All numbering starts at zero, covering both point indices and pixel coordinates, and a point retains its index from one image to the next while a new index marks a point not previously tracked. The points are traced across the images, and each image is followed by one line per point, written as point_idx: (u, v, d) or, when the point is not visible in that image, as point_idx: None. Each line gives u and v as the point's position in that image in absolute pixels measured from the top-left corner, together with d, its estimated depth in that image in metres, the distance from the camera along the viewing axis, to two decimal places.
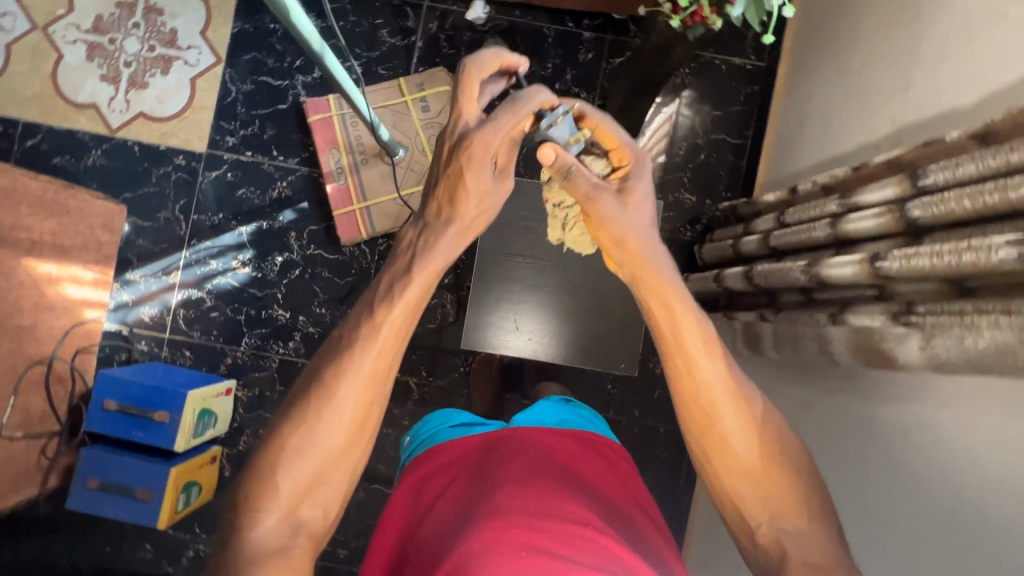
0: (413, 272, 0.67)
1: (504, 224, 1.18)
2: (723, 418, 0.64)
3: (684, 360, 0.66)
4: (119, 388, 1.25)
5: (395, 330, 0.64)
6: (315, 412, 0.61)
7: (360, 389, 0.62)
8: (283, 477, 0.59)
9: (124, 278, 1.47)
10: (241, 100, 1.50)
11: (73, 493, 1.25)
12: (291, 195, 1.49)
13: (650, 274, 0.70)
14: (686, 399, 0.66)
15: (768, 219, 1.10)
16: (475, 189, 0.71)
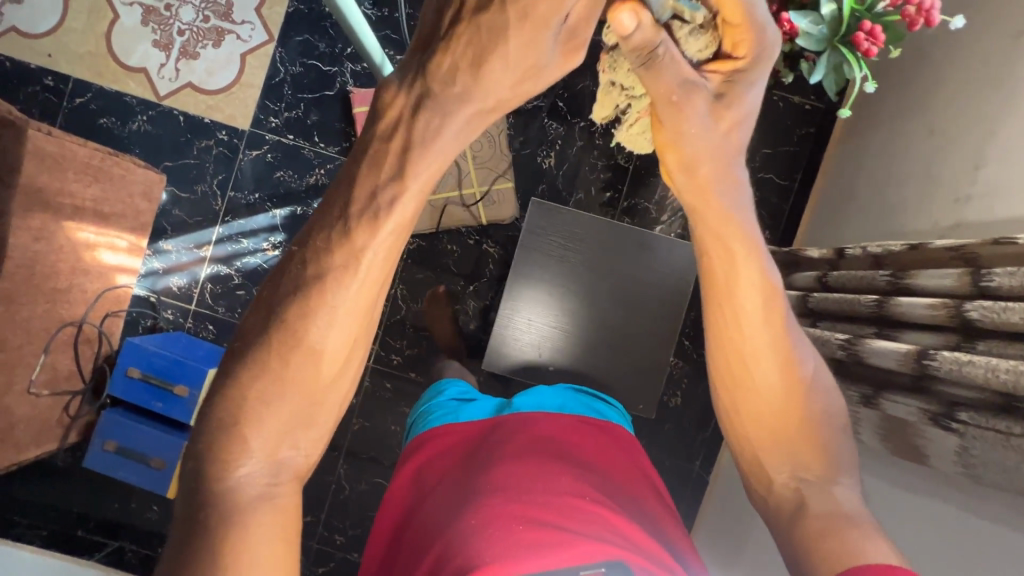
0: (407, 177, 0.47)
1: (538, 247, 1.16)
2: (766, 358, 0.59)
3: (731, 306, 0.59)
4: (143, 358, 1.28)
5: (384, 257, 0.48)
6: (287, 348, 0.46)
7: (345, 327, 0.47)
8: (250, 425, 0.46)
9: (157, 246, 1.49)
10: (289, 82, 1.49)
11: (89, 452, 1.29)
12: (328, 183, 1.49)
13: (713, 210, 0.58)
14: (725, 333, 0.60)
15: (809, 277, 1.07)
16: (512, 64, 0.46)
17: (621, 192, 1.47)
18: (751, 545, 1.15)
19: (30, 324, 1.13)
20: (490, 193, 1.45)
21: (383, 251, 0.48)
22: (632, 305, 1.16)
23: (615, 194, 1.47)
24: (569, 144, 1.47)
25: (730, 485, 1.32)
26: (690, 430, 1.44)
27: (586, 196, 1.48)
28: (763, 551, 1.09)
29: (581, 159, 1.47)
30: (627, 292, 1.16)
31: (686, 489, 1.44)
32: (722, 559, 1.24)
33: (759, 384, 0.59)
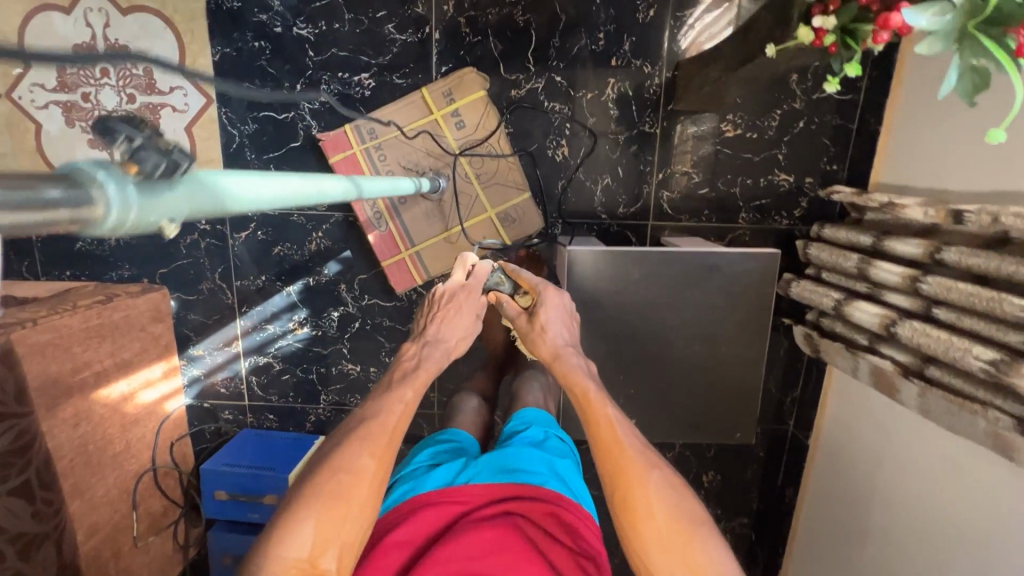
0: (418, 372, 0.82)
1: None
2: (637, 473, 0.69)
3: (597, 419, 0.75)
4: (224, 479, 1.29)
5: (407, 400, 0.77)
6: (337, 467, 0.69)
7: (375, 449, 0.71)
8: (300, 530, 0.64)
9: (189, 354, 1.43)
10: (249, 144, 1.29)
11: (213, 567, 1.34)
12: (331, 245, 1.34)
13: (566, 368, 0.81)
14: (601, 454, 0.73)
15: (913, 248, 0.90)
16: (456, 326, 0.89)
17: (651, 164, 1.27)
18: (871, 518, 1.10)
19: (109, 496, 1.14)
20: (507, 210, 1.25)
21: (409, 393, 0.78)
22: (712, 338, 0.94)
23: (646, 168, 1.27)
24: (578, 126, 1.25)
25: (834, 449, 1.25)
26: (778, 394, 1.37)
27: (613, 179, 1.28)
28: (888, 528, 1.05)
29: (597, 139, 1.26)
30: (707, 325, 0.93)
31: (782, 450, 1.41)
32: (838, 524, 1.21)
33: (638, 496, 0.67)
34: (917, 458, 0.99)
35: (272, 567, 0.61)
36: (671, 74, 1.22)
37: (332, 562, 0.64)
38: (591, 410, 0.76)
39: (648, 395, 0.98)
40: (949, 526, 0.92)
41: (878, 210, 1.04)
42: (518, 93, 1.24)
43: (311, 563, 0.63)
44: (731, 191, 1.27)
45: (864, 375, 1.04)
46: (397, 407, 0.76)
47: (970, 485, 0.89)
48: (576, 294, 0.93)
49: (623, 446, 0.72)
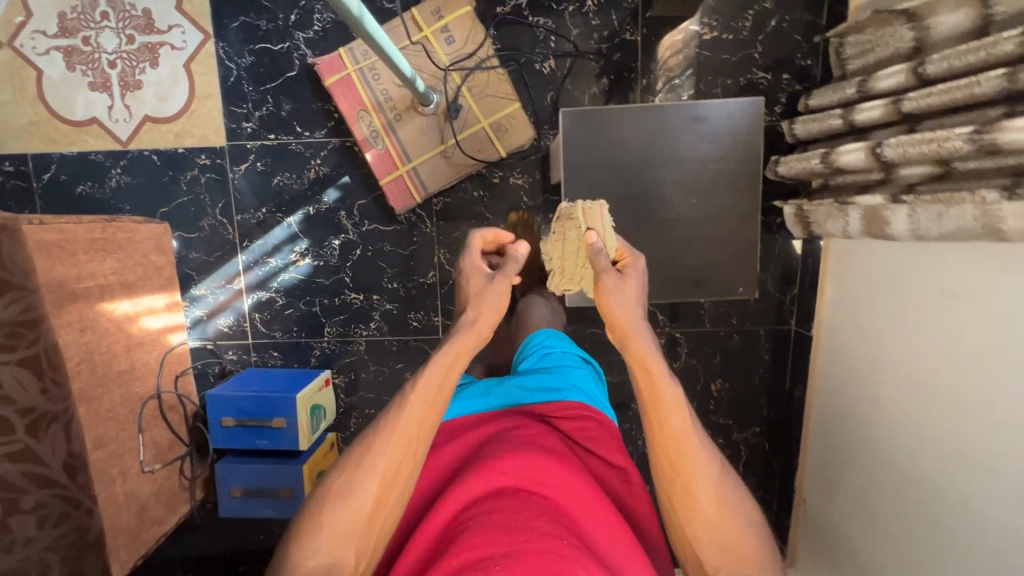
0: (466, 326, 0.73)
1: None
2: (713, 487, 0.63)
3: (657, 412, 0.65)
4: (231, 405, 1.27)
5: (427, 405, 0.67)
6: (373, 446, 0.65)
7: (441, 378, 0.69)
8: (317, 525, 0.62)
9: (191, 294, 1.43)
10: (246, 77, 1.34)
11: (220, 502, 1.32)
12: (329, 172, 1.38)
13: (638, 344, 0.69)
14: (660, 449, 0.65)
15: (893, 75, 0.96)
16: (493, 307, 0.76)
17: (636, 71, 1.32)
18: (885, 386, 1.11)
19: (114, 413, 1.12)
20: (500, 121, 1.29)
21: (418, 409, 0.66)
22: (706, 190, 0.97)
23: (631, 75, 1.32)
24: (563, 38, 1.31)
25: (838, 330, 1.26)
26: (777, 294, 1.40)
27: (599, 88, 1.33)
28: (903, 380, 1.06)
29: (581, 49, 1.31)
30: (699, 177, 0.97)
31: (786, 350, 1.43)
32: (850, 400, 1.22)
33: (697, 501, 0.62)
34: (921, 295, 1.01)
35: (359, 456, 0.65)
36: None
37: (352, 553, 0.62)
38: (660, 397, 0.65)
39: (647, 255, 0.99)
40: (968, 358, 0.91)
41: (860, 57, 1.11)
42: (503, 9, 1.30)
43: (397, 468, 0.64)
44: (711, 91, 1.32)
45: (855, 228, 1.05)
46: (414, 404, 0.66)
47: (974, 302, 0.90)
48: (573, 155, 0.96)
49: (689, 444, 0.64)
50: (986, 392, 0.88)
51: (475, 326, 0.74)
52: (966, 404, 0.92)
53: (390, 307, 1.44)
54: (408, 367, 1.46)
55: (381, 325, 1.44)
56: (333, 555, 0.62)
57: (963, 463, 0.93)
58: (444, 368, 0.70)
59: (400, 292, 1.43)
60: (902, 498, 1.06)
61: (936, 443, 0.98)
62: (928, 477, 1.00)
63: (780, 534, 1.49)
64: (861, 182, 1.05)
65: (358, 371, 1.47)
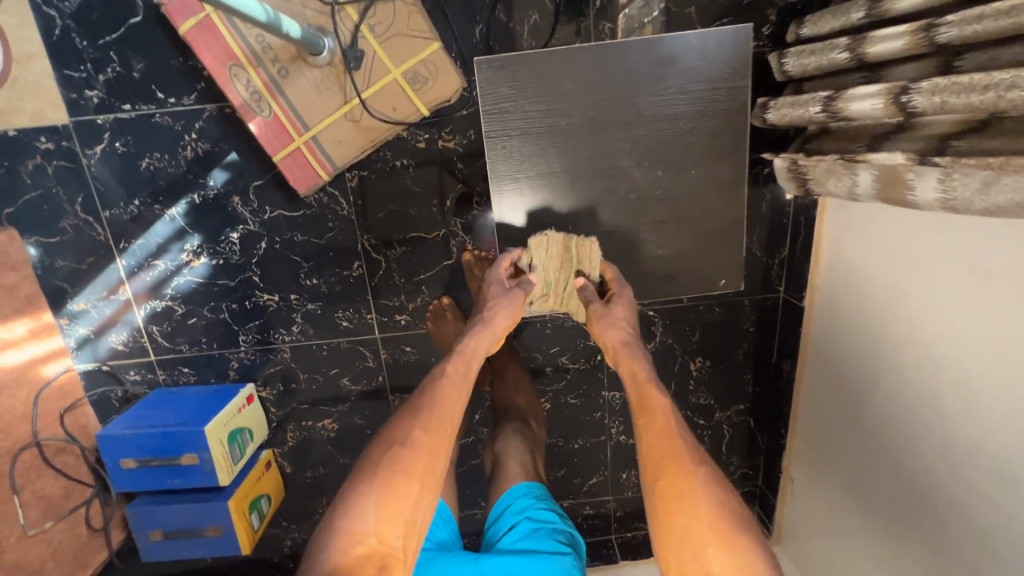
0: (488, 322, 0.81)
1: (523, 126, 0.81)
2: (692, 479, 0.63)
3: (642, 405, 0.71)
4: (129, 444, 1.08)
5: (453, 389, 0.74)
6: (413, 422, 0.69)
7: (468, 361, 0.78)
8: (362, 505, 0.63)
9: (68, 310, 1.18)
10: (75, 28, 1.01)
11: (141, 547, 1.16)
12: (210, 148, 1.09)
13: (626, 356, 0.77)
14: (646, 444, 0.68)
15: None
16: (509, 310, 0.82)
17: None
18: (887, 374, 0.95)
19: None
20: (416, 70, 1.01)
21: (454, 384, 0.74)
22: (655, 148, 0.83)
23: None
24: None
25: (833, 305, 1.09)
26: (764, 259, 1.20)
27: (541, 15, 1.03)
28: (904, 364, 0.90)
29: None
30: (648, 135, 0.83)
31: (773, 321, 1.26)
32: (847, 384, 1.06)
33: (682, 496, 0.62)
34: (936, 270, 0.83)
35: (402, 432, 0.69)
36: None
37: (398, 539, 0.63)
38: (646, 396, 0.72)
39: None
40: (982, 330, 0.77)
41: None
42: None
43: (435, 446, 0.68)
44: (684, 11, 1.04)
45: (865, 192, 0.84)
46: (446, 385, 0.73)
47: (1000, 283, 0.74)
48: None
49: (673, 441, 0.67)
50: (1016, 397, 0.73)
51: (491, 325, 0.81)
52: (985, 407, 0.77)
53: (312, 307, 1.21)
54: (345, 372, 1.26)
55: (305, 328, 1.22)
56: (381, 536, 0.62)
57: (974, 469, 0.80)
58: (465, 357, 0.78)
59: (323, 288, 1.20)
60: (896, 488, 0.95)
61: (942, 445, 0.85)
62: (929, 479, 0.88)
63: (766, 511, 1.40)
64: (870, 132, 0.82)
65: (287, 381, 1.27)
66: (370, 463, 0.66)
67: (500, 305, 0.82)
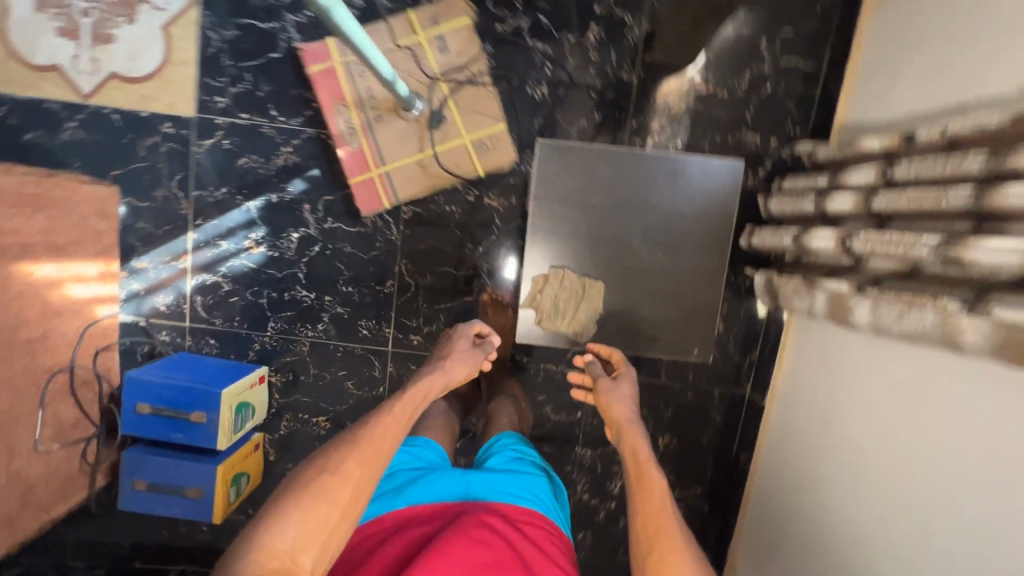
0: (443, 373, 0.98)
1: (563, 195, 1.03)
2: (679, 560, 0.64)
3: (638, 482, 0.74)
4: (150, 391, 1.19)
5: (394, 425, 0.81)
6: (350, 449, 0.76)
7: (409, 406, 0.86)
8: (283, 524, 0.67)
9: (131, 266, 1.34)
10: (227, 50, 1.28)
11: (122, 494, 1.23)
12: (299, 161, 1.31)
13: (628, 436, 0.82)
14: (640, 522, 0.70)
15: (865, 172, 0.96)
16: (466, 363, 1.04)
17: (627, 111, 1.30)
18: (824, 481, 1.07)
19: (12, 382, 1.03)
20: (482, 139, 1.26)
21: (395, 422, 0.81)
22: (658, 239, 1.04)
23: (622, 115, 1.30)
24: (559, 67, 1.28)
25: (789, 413, 1.24)
26: (736, 357, 1.38)
27: (589, 123, 1.30)
28: (841, 479, 1.02)
29: (575, 81, 1.29)
30: (654, 226, 1.04)
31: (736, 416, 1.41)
32: (791, 483, 1.19)
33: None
34: (872, 393, 0.99)
35: (336, 456, 0.75)
36: (649, 29, 1.27)
37: (310, 560, 0.66)
38: (644, 475, 0.74)
39: None
40: (901, 451, 0.90)
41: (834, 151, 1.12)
42: (503, 27, 1.26)
43: (362, 477, 0.74)
44: (699, 144, 1.31)
45: (820, 309, 1.05)
46: (388, 420, 0.81)
47: (948, 413, 0.83)
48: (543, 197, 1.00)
49: (667, 521, 0.69)
50: (956, 521, 0.79)
51: (444, 374, 0.98)
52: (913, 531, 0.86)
53: (340, 311, 1.37)
54: (351, 376, 1.39)
55: (329, 328, 1.38)
56: (294, 556, 0.65)
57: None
58: (414, 401, 0.88)
59: (354, 297, 1.37)
60: None
61: (893, 566, 0.88)
62: None
63: None
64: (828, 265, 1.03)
65: (297, 373, 1.39)
66: (300, 483, 0.71)
67: (459, 360, 1.03)
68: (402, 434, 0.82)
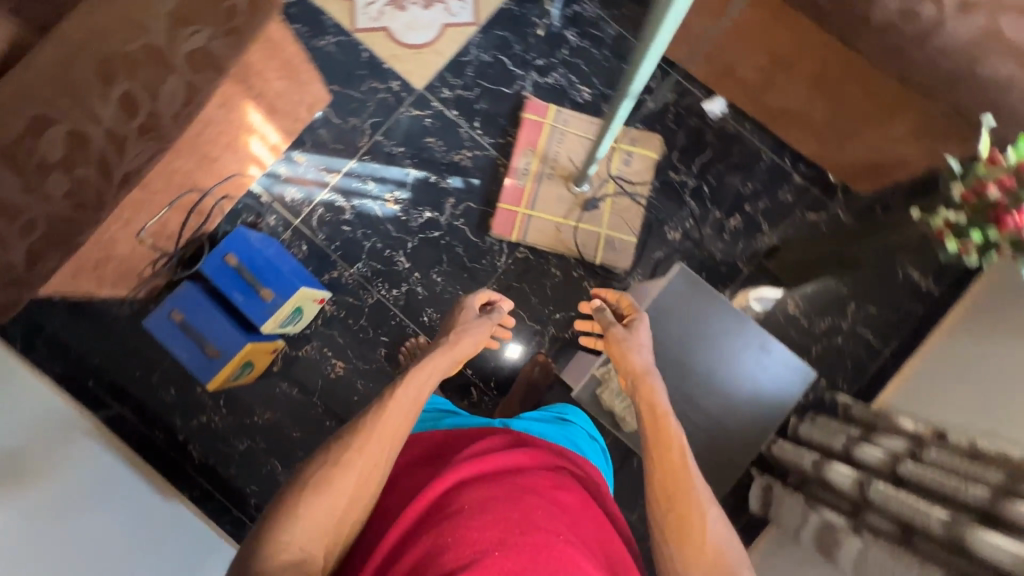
0: (451, 347, 0.98)
1: (673, 317, 1.11)
2: (692, 494, 0.74)
3: (654, 427, 0.81)
4: (246, 250, 1.29)
5: (398, 412, 0.79)
6: (357, 441, 0.75)
7: (416, 390, 0.84)
8: (294, 519, 0.68)
9: (290, 154, 1.52)
10: (474, 65, 1.56)
11: (154, 312, 1.29)
12: (469, 166, 1.53)
13: (645, 390, 0.87)
14: (655, 463, 0.77)
15: (898, 442, 1.11)
16: (471, 340, 1.03)
17: (726, 290, 1.52)
18: None
19: (172, 176, 1.14)
20: (614, 238, 1.47)
21: (401, 408, 0.80)
22: (733, 403, 1.11)
23: (721, 290, 1.52)
24: (696, 227, 1.53)
25: None
26: None
27: None
28: None
29: (702, 244, 1.53)
30: (736, 390, 1.11)
31: None
32: None
33: (691, 514, 0.72)
34: None
35: (345, 445, 0.74)
36: (775, 243, 1.53)
37: (322, 550, 0.68)
38: (660, 429, 0.80)
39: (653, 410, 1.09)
40: None
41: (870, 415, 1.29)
42: (674, 176, 1.53)
43: (371, 467, 0.73)
44: None
45: (808, 532, 1.15)
46: (392, 406, 0.79)
47: None
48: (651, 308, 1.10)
49: (680, 465, 0.77)
50: None
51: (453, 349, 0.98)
52: None
53: (418, 290, 1.50)
54: (388, 346, 1.48)
55: (399, 297, 1.50)
56: (305, 547, 0.67)
57: None
58: (418, 382, 0.86)
59: (436, 287, 1.50)
60: None
61: None
62: None
63: None
64: (833, 499, 1.16)
65: (349, 315, 1.49)
66: (309, 475, 0.71)
67: (467, 333, 1.04)
68: (410, 418, 0.80)
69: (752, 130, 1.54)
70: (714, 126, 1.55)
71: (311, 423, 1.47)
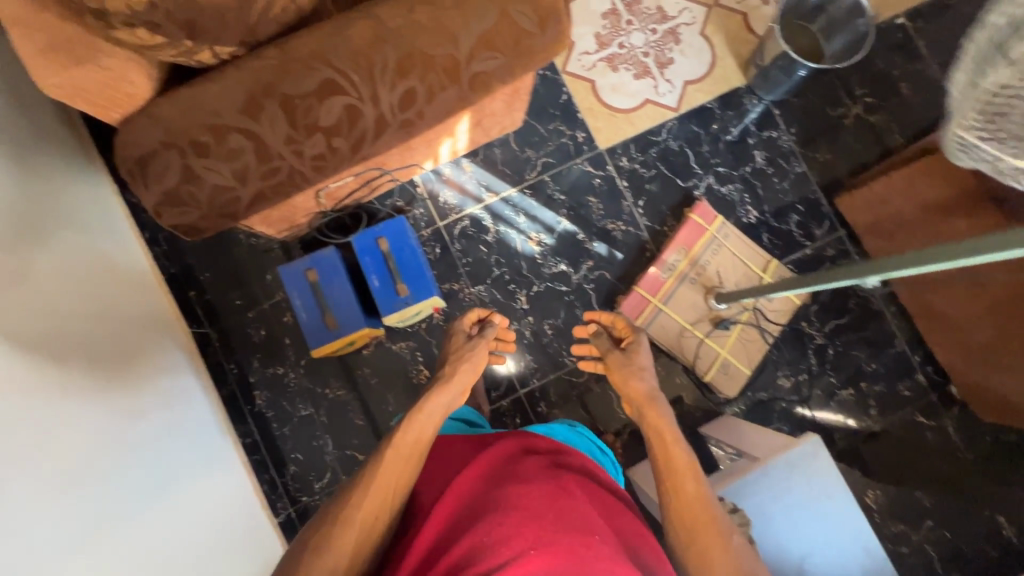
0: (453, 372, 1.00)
1: (798, 487, 1.08)
2: (712, 518, 0.76)
3: (663, 448, 0.84)
4: (401, 241, 1.29)
5: (401, 457, 0.78)
6: (367, 489, 0.74)
7: (424, 426, 0.84)
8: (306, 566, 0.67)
9: (459, 160, 1.53)
10: (660, 148, 1.58)
11: (290, 263, 1.28)
12: (618, 239, 1.54)
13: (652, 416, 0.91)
14: (670, 478, 0.81)
15: None
16: (474, 361, 1.05)
17: None
18: None
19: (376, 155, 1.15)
20: (729, 364, 1.47)
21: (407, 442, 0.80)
22: None
23: None
24: (808, 384, 1.51)
25: None
26: None
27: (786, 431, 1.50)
28: None
29: (808, 402, 1.51)
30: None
31: None
32: None
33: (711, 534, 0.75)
34: None
35: (360, 490, 0.73)
36: (877, 430, 1.51)
37: None
38: (669, 455, 0.83)
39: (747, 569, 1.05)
40: None
41: None
42: (805, 326, 1.53)
43: (381, 510, 0.72)
44: None
45: None
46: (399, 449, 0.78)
47: None
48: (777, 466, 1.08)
49: (692, 484, 0.80)
50: None
51: (456, 373, 1.01)
52: None
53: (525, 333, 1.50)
54: None
55: None
56: None
57: None
58: (421, 421, 0.86)
59: (543, 337, 1.50)
60: None
61: None
62: None
63: None
64: None
65: None
66: (321, 522, 0.71)
67: (468, 350, 1.07)
68: (417, 458, 0.79)
69: (894, 315, 1.54)
70: (860, 295, 1.54)
71: (376, 417, 1.45)
